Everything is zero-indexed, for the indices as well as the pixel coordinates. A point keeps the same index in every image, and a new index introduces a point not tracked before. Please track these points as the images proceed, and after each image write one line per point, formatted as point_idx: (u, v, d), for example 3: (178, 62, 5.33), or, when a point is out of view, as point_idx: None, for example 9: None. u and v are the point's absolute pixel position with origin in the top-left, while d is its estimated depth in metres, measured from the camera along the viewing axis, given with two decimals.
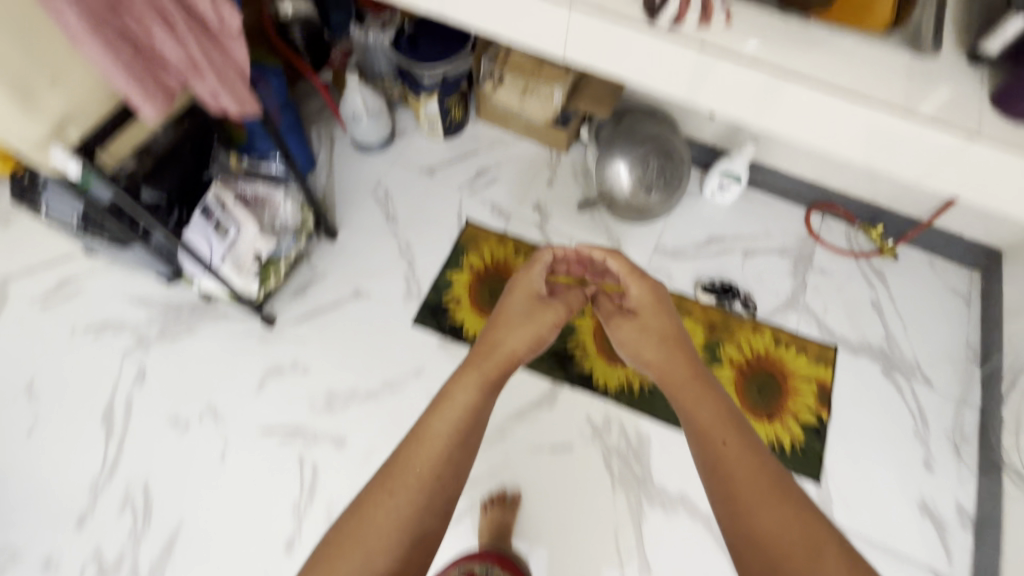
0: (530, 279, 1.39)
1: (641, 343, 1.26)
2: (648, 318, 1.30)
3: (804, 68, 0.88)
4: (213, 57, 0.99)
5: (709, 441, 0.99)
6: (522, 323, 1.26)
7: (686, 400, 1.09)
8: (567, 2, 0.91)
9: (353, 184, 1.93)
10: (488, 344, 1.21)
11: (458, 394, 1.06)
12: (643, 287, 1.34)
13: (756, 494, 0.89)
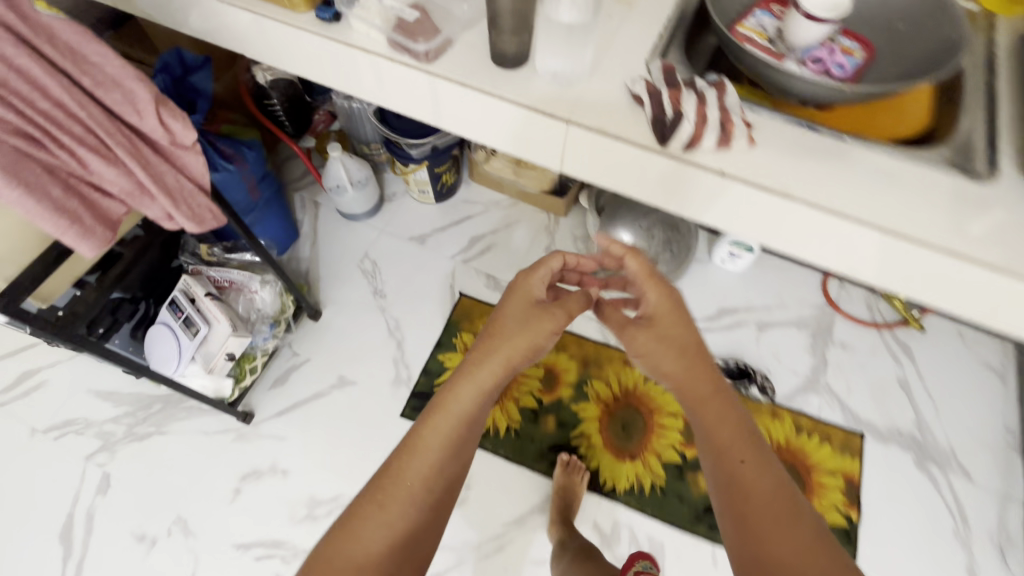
0: (529, 278, 0.94)
1: (660, 352, 0.90)
2: (677, 329, 0.90)
3: (843, 192, 0.75)
4: (161, 176, 0.88)
5: (722, 455, 0.83)
6: (518, 334, 0.88)
7: (703, 414, 0.86)
8: (565, 118, 0.79)
9: (338, 255, 1.80)
10: (484, 346, 0.87)
11: (463, 390, 0.83)
12: (663, 287, 0.92)
13: (769, 517, 0.76)
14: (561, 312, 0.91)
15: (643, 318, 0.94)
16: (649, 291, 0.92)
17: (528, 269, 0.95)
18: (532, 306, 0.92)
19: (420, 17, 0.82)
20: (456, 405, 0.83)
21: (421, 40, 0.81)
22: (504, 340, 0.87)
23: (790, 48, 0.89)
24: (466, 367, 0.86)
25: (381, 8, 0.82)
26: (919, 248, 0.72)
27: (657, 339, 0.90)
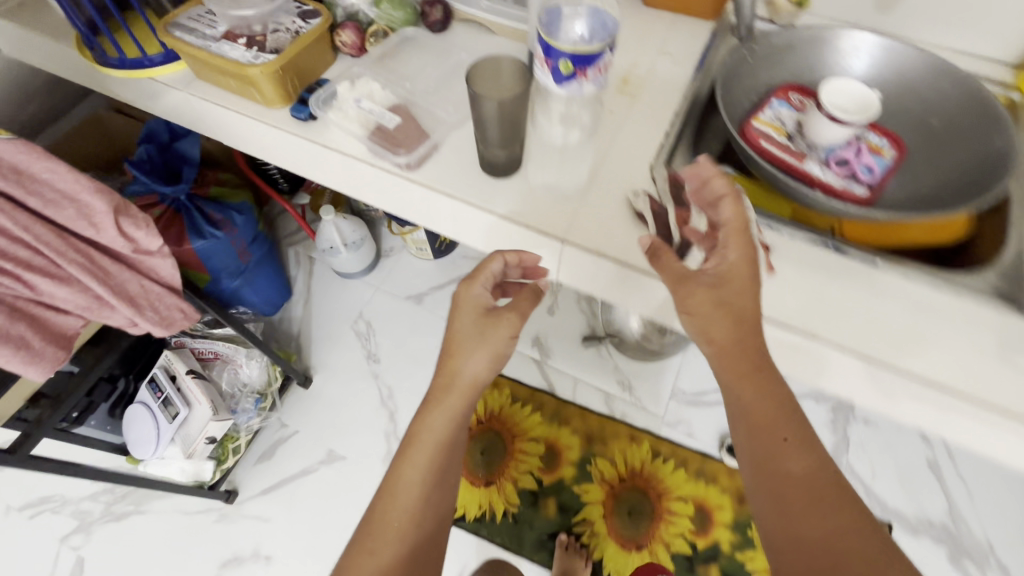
0: (473, 283, 0.71)
1: (717, 314, 0.60)
2: (742, 295, 0.60)
3: (876, 330, 0.66)
4: (124, 285, 0.81)
5: (759, 432, 0.60)
6: (478, 345, 0.68)
7: (743, 389, 0.60)
8: (560, 235, 0.71)
9: (331, 315, 1.72)
10: (447, 370, 0.69)
11: (436, 416, 0.68)
12: (741, 240, 0.61)
13: (809, 506, 0.57)
14: (521, 307, 0.70)
15: (709, 277, 0.61)
16: (727, 249, 0.61)
17: (467, 277, 0.71)
18: (486, 314, 0.70)
19: (401, 122, 0.75)
20: (429, 434, 0.68)
21: (401, 149, 0.75)
22: (465, 356, 0.68)
23: (810, 146, 0.81)
24: (431, 397, 0.70)
25: (359, 111, 0.76)
26: (977, 410, 0.62)
27: (714, 304, 0.59)
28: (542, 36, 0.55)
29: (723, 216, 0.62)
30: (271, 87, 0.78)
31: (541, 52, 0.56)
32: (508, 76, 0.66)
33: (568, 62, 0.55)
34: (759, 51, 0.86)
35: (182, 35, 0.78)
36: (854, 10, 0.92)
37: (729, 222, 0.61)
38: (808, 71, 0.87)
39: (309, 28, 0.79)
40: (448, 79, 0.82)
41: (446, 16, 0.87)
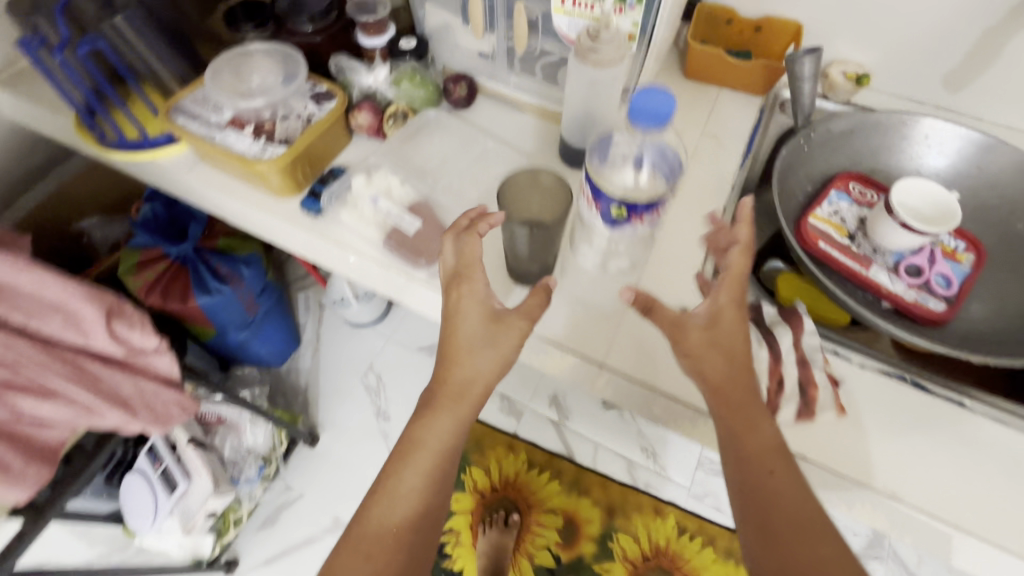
0: (474, 278, 0.59)
1: (711, 352, 0.55)
2: (736, 340, 0.55)
3: (974, 493, 0.56)
4: (115, 388, 0.74)
5: (749, 461, 0.52)
6: (488, 352, 0.58)
7: (734, 425, 0.53)
8: (600, 359, 0.63)
9: (340, 367, 1.64)
10: (450, 381, 0.59)
11: (438, 418, 0.59)
12: (737, 285, 0.57)
13: (801, 542, 0.48)
14: (532, 312, 0.59)
15: (703, 318, 0.56)
16: (719, 292, 0.56)
17: (460, 278, 0.59)
18: (493, 316, 0.58)
19: (423, 226, 0.69)
20: (432, 439, 0.58)
21: (424, 258, 0.67)
22: (473, 363, 0.58)
23: (875, 248, 0.73)
24: (428, 405, 0.60)
25: (376, 211, 0.69)
26: None
27: (708, 345, 0.54)
28: (594, 179, 0.53)
29: (729, 263, 0.57)
30: (280, 180, 0.71)
31: (590, 195, 0.54)
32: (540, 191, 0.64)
33: (623, 210, 0.52)
34: (817, 137, 0.77)
35: (185, 121, 0.72)
36: (916, 87, 0.84)
37: (727, 269, 0.57)
38: (869, 158, 0.79)
39: (324, 112, 0.73)
40: (472, 168, 0.76)
41: (471, 93, 0.81)
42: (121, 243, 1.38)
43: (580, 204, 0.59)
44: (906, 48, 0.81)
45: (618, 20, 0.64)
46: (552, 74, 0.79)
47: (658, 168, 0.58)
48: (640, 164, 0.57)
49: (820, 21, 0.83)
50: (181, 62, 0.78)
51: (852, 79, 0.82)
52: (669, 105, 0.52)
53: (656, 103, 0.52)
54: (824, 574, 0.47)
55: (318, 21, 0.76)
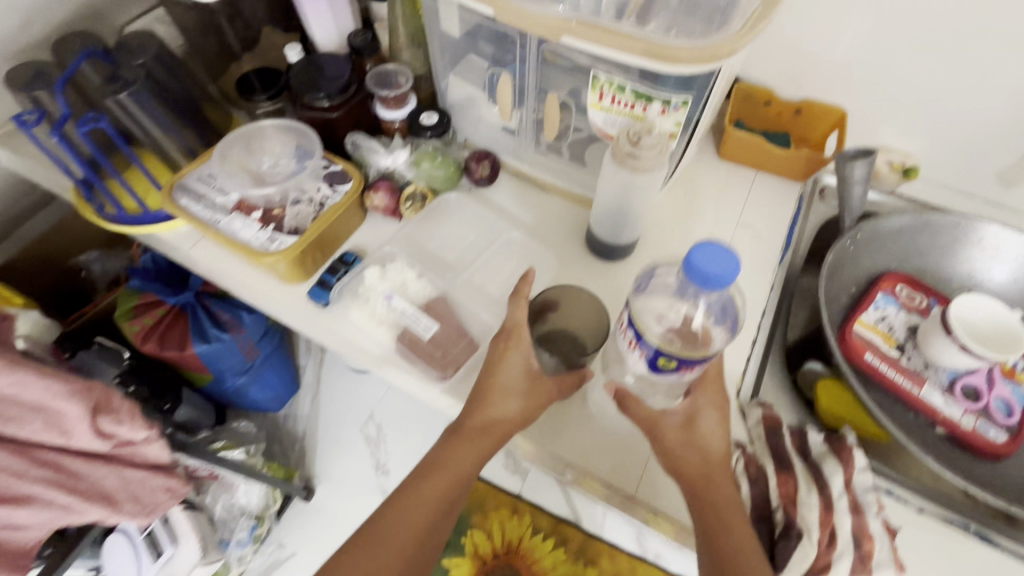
0: (521, 339, 0.59)
1: (688, 451, 0.54)
2: (711, 445, 0.54)
3: None
4: (98, 483, 0.69)
5: (715, 555, 0.50)
6: (517, 407, 0.57)
7: (707, 522, 0.51)
8: (633, 488, 0.59)
9: (341, 412, 1.54)
10: (475, 421, 0.58)
11: (462, 448, 0.57)
12: (714, 387, 0.56)
13: None
14: (566, 384, 0.59)
15: (681, 415, 0.55)
16: (698, 393, 0.56)
17: (507, 335, 0.59)
18: (531, 373, 0.58)
19: (439, 330, 0.65)
20: (454, 465, 0.57)
21: (449, 369, 0.63)
22: (502, 409, 0.57)
23: (926, 363, 0.67)
24: (453, 436, 0.58)
25: (388, 310, 0.66)
26: None
27: (683, 445, 0.54)
28: (637, 321, 0.53)
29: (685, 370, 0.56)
30: (287, 268, 0.66)
31: (632, 337, 0.54)
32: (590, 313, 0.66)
33: (670, 360, 0.52)
34: (862, 237, 0.72)
35: (188, 203, 0.67)
36: (963, 180, 0.80)
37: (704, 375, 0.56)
38: (916, 257, 0.74)
39: (338, 197, 0.68)
40: (491, 260, 0.72)
41: (494, 172, 0.77)
42: (120, 279, 1.32)
43: (619, 336, 0.59)
44: (956, 141, 0.77)
45: (660, 120, 0.59)
46: (581, 155, 0.74)
47: (713, 310, 0.56)
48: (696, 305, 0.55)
49: (865, 108, 0.79)
50: (188, 134, 0.74)
51: (898, 170, 0.78)
52: (728, 274, 0.47)
53: (714, 266, 0.48)
54: None
55: (335, 97, 0.72)
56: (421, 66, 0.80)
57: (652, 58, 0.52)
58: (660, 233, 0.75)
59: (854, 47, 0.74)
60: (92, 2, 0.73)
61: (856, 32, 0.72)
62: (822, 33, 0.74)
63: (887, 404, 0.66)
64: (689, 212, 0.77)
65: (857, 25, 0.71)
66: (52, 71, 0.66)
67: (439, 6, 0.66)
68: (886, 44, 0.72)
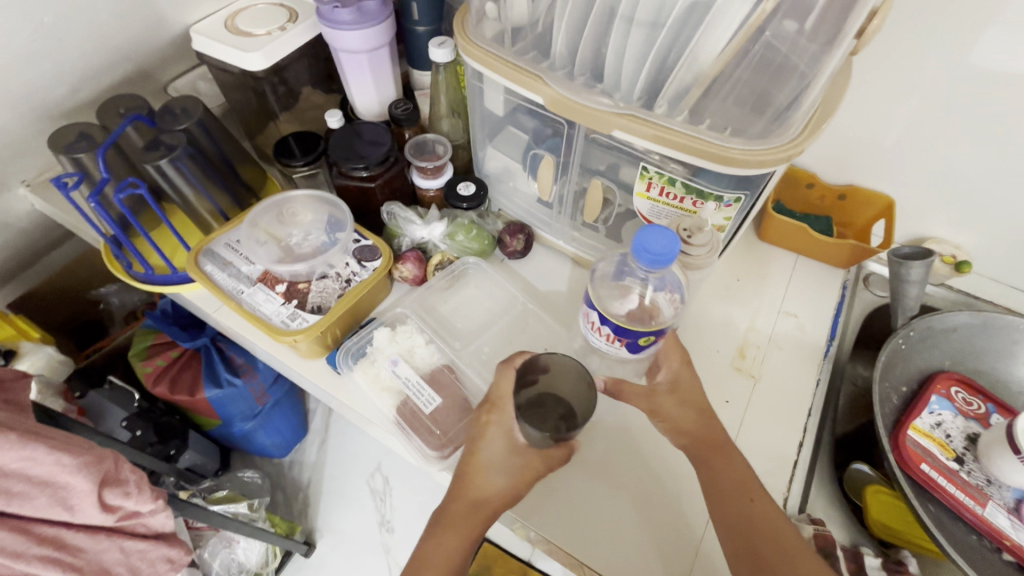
0: (504, 411, 0.54)
1: (683, 412, 0.57)
2: (699, 394, 0.58)
3: None
4: (99, 558, 0.64)
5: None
6: (502, 481, 0.53)
7: (711, 465, 0.54)
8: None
9: (348, 462, 1.47)
10: (459, 504, 0.52)
11: (448, 536, 0.51)
12: (676, 351, 0.59)
13: (777, 553, 0.49)
14: (552, 459, 0.54)
15: (664, 383, 0.58)
16: (670, 359, 0.59)
17: (490, 407, 0.55)
18: (515, 449, 0.54)
19: (440, 405, 0.61)
20: (440, 558, 0.50)
21: (448, 447, 0.58)
22: (486, 486, 0.53)
23: (989, 478, 0.63)
24: (437, 522, 0.52)
25: (392, 377, 0.61)
26: None
27: (678, 406, 0.57)
28: (610, 314, 0.53)
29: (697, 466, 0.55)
30: (309, 346, 0.63)
31: (611, 332, 0.53)
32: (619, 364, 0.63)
33: (649, 338, 0.53)
34: (915, 334, 0.69)
35: (213, 269, 0.66)
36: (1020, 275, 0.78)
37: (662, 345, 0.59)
38: (971, 357, 0.70)
39: (366, 274, 0.66)
40: (509, 335, 0.68)
41: (528, 245, 0.75)
42: (137, 313, 1.32)
43: (586, 332, 0.58)
44: (1009, 236, 0.75)
45: (712, 215, 0.57)
46: (618, 232, 0.71)
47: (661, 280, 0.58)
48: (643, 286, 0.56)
49: (912, 196, 0.77)
50: (220, 195, 0.73)
51: (949, 263, 0.78)
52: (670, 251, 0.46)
53: (654, 245, 0.47)
54: (800, 557, 0.49)
55: (374, 167, 0.70)
56: (459, 135, 0.80)
57: (707, 157, 0.50)
58: (701, 316, 0.72)
59: (904, 137, 0.72)
60: (142, 65, 0.73)
61: (906, 124, 0.71)
62: (871, 124, 0.73)
63: (947, 523, 0.61)
64: (729, 297, 0.74)
65: (907, 116, 0.70)
66: (96, 134, 0.66)
67: (484, 85, 0.65)
68: (938, 138, 0.70)
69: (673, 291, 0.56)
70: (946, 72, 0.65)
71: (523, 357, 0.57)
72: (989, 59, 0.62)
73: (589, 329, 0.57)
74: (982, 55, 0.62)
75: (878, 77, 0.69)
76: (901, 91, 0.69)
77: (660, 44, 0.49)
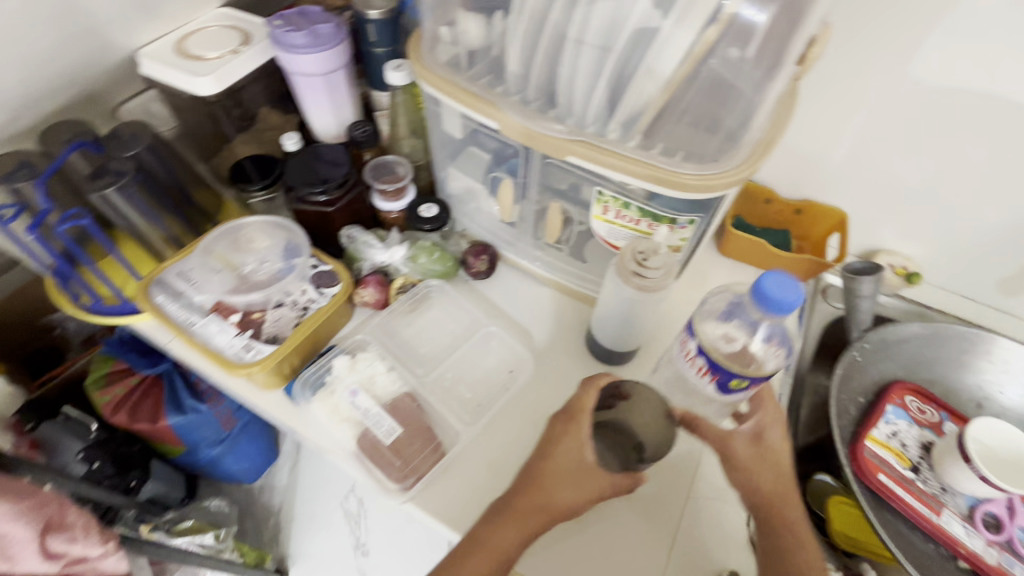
0: (580, 425, 0.53)
1: (762, 467, 0.54)
2: (778, 452, 0.55)
3: None
4: None
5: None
6: (570, 492, 0.51)
7: (762, 501, 0.54)
8: None
9: (320, 485, 1.43)
10: (524, 503, 0.51)
11: (508, 530, 0.50)
12: (771, 408, 0.56)
13: None
14: (623, 486, 0.51)
15: (748, 429, 0.56)
16: (762, 410, 0.56)
17: (568, 417, 0.54)
18: (586, 465, 0.51)
19: (402, 434, 0.59)
20: (502, 547, 0.49)
21: (411, 479, 0.58)
22: (554, 497, 0.50)
23: (944, 486, 0.64)
24: (500, 514, 0.51)
25: (351, 408, 0.60)
26: None
27: (756, 459, 0.55)
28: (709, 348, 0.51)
29: (758, 488, 0.54)
30: (264, 375, 0.61)
31: (704, 364, 0.51)
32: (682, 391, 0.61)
33: (741, 381, 0.51)
34: (870, 346, 0.71)
35: (164, 300, 0.64)
36: (967, 284, 0.81)
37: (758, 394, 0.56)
38: (924, 367, 0.73)
39: (324, 301, 0.65)
40: (472, 359, 0.68)
41: (492, 265, 0.74)
42: (95, 338, 1.18)
43: (679, 361, 0.57)
44: (955, 247, 0.78)
45: (666, 237, 0.58)
46: (581, 251, 0.71)
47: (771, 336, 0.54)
48: (751, 332, 0.53)
49: (863, 209, 0.80)
50: (171, 220, 0.71)
51: (901, 275, 0.81)
52: (796, 300, 0.45)
53: (782, 291, 0.45)
54: None
55: (334, 191, 0.69)
56: (420, 155, 0.79)
57: (660, 182, 0.51)
58: (666, 333, 0.72)
59: (854, 152, 0.74)
60: (88, 88, 0.69)
61: (856, 140, 0.73)
62: (823, 141, 0.75)
63: (904, 532, 0.63)
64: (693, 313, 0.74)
65: (856, 133, 0.72)
66: (37, 162, 0.62)
67: (441, 109, 0.65)
68: (885, 153, 0.73)
69: (777, 346, 0.53)
70: (888, 94, 0.67)
71: (609, 376, 0.56)
72: (928, 83, 0.64)
73: (682, 356, 0.56)
74: (920, 80, 0.65)
75: (827, 97, 0.71)
76: (850, 109, 0.71)
77: (610, 71, 0.49)
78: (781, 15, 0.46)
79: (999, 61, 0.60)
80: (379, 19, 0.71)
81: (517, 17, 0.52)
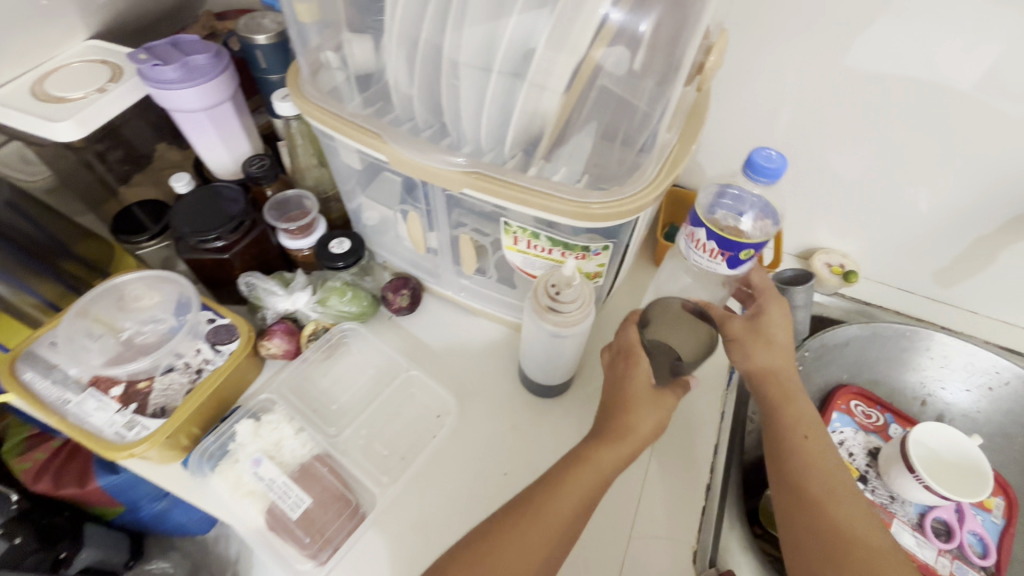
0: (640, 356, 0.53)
1: (772, 351, 0.58)
2: (776, 331, 0.59)
3: None
4: None
5: (806, 498, 0.50)
6: (652, 413, 0.51)
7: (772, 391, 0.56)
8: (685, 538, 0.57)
9: None
10: (612, 425, 0.50)
11: (607, 453, 0.49)
12: (772, 295, 0.61)
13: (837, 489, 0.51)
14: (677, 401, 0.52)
15: (747, 312, 0.61)
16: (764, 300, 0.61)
17: (626, 355, 0.54)
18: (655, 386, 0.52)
19: (312, 505, 0.54)
20: (605, 467, 0.48)
21: (326, 551, 0.53)
22: (641, 423, 0.50)
23: (892, 494, 0.61)
24: (596, 437, 0.50)
25: (255, 481, 0.54)
26: None
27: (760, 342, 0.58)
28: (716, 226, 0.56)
29: (753, 363, 0.58)
30: (158, 450, 0.55)
31: (717, 245, 0.56)
32: (703, 283, 0.66)
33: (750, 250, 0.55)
34: (810, 354, 0.68)
35: (33, 377, 0.56)
36: (904, 277, 0.80)
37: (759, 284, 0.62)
38: (866, 368, 0.71)
39: (221, 360, 0.59)
40: (391, 410, 0.63)
41: (415, 300, 0.69)
42: None
43: (689, 254, 0.61)
44: (889, 242, 0.76)
45: (580, 264, 0.54)
46: (510, 276, 0.65)
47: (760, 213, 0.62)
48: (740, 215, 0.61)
49: (796, 208, 0.78)
50: (47, 287, 0.64)
51: (838, 274, 0.79)
52: (777, 161, 0.53)
53: (766, 159, 0.53)
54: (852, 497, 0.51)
55: (230, 235, 0.63)
56: (329, 186, 0.74)
57: (563, 212, 0.47)
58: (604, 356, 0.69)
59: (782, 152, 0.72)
60: None
61: (782, 140, 0.71)
62: (749, 141, 0.73)
63: None
64: None
65: (782, 133, 0.70)
66: None
67: (335, 143, 0.59)
68: (812, 151, 0.70)
69: (765, 219, 0.61)
70: (809, 91, 0.64)
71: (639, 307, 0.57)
72: (848, 77, 0.62)
73: (690, 247, 0.60)
74: (840, 76, 0.62)
75: (750, 95, 0.68)
76: (773, 107, 0.68)
77: (494, 93, 0.45)
78: (669, 20, 0.42)
79: (923, 48, 0.57)
80: (266, 44, 0.65)
81: (394, 37, 0.46)
